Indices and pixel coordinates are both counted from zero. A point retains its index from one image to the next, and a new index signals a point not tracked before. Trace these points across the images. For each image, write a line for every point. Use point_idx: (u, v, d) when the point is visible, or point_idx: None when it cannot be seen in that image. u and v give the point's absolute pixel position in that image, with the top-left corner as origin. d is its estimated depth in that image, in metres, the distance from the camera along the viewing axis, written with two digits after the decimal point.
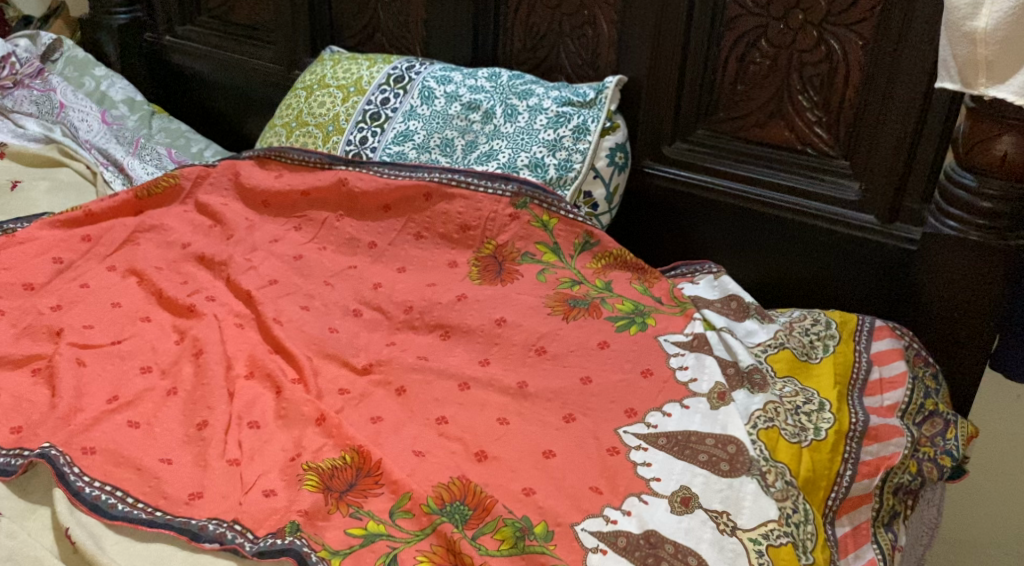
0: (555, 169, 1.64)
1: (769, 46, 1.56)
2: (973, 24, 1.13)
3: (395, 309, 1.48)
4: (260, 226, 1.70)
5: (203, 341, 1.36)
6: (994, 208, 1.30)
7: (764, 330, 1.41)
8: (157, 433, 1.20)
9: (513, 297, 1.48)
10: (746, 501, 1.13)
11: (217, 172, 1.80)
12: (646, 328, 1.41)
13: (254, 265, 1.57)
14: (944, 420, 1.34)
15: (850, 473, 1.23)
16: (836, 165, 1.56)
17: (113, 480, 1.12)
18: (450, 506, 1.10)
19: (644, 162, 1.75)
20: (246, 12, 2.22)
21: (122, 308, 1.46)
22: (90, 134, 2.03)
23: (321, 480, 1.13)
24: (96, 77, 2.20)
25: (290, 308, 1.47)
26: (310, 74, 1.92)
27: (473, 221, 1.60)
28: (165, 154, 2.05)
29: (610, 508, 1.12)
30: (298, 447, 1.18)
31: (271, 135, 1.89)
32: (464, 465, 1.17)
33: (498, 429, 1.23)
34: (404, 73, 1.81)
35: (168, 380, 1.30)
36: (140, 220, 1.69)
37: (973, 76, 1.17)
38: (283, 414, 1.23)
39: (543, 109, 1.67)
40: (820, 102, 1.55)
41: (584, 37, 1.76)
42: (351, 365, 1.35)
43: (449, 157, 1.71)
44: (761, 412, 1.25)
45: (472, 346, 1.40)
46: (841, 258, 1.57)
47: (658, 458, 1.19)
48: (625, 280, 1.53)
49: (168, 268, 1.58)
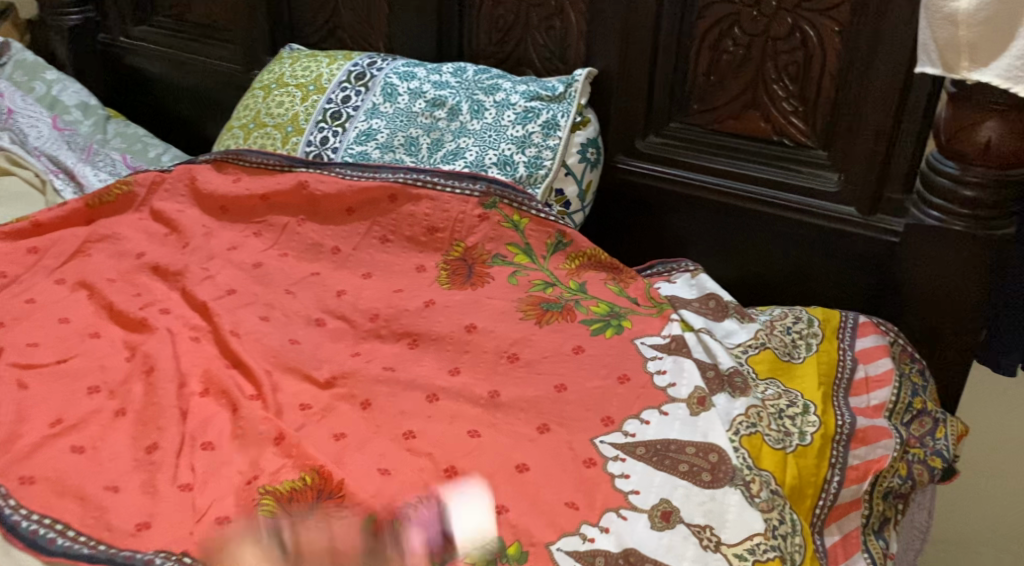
0: (524, 167, 1.57)
1: (743, 34, 1.50)
2: (954, 6, 1.08)
3: (360, 317, 1.41)
4: (219, 233, 1.62)
5: (155, 357, 1.28)
6: (977, 197, 1.25)
7: (743, 330, 1.36)
8: (103, 459, 1.12)
9: (484, 302, 1.41)
10: (729, 514, 1.08)
11: (172, 178, 1.71)
12: (622, 331, 1.35)
13: (211, 275, 1.50)
14: (932, 419, 1.28)
15: (838, 479, 1.18)
16: (814, 155, 1.51)
17: (53, 512, 1.05)
18: (417, 528, 1.04)
19: (617, 157, 1.68)
20: (202, 10, 2.15)
21: (70, 324, 1.38)
22: (40, 140, 1.93)
23: (279, 504, 1.06)
24: (47, 81, 2.11)
25: (248, 320, 1.40)
26: (268, 73, 1.84)
27: (440, 223, 1.53)
28: (119, 160, 1.97)
29: (587, 525, 1.06)
30: (255, 469, 1.11)
31: (228, 137, 1.81)
32: (433, 483, 1.11)
33: (468, 443, 1.16)
34: (366, 69, 1.74)
35: (118, 401, 1.23)
36: (91, 230, 1.61)
37: (955, 59, 1.12)
38: (239, 434, 1.17)
39: (510, 105, 1.61)
40: (796, 91, 1.49)
41: (552, 28, 1.70)
42: (314, 378, 1.28)
43: (414, 156, 1.64)
44: (744, 417, 1.19)
45: (442, 355, 1.33)
46: (823, 252, 1.52)
47: (636, 469, 1.13)
48: (599, 280, 1.47)
49: (121, 280, 1.50)
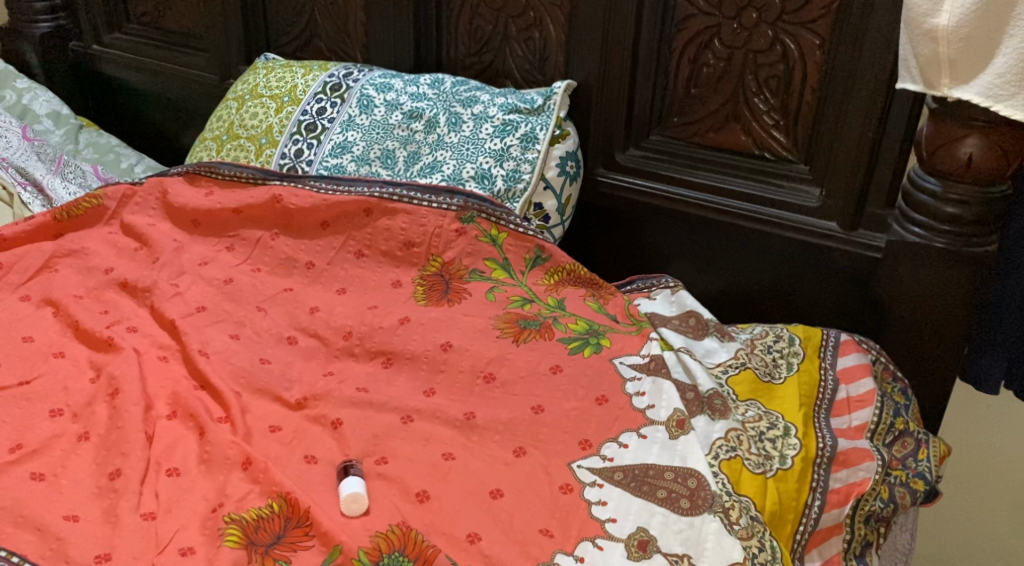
0: (502, 180, 1.54)
1: (723, 46, 1.48)
2: (934, 22, 1.05)
3: (333, 335, 1.38)
4: (190, 247, 1.59)
5: (120, 379, 1.25)
6: (960, 213, 1.22)
7: (724, 349, 1.35)
8: (64, 486, 1.09)
9: (460, 319, 1.38)
10: (708, 542, 1.05)
11: (143, 191, 1.67)
12: (600, 349, 1.33)
13: (180, 291, 1.46)
14: (914, 439, 1.27)
15: (819, 504, 1.15)
16: (795, 170, 1.49)
17: (10, 543, 1.01)
18: (387, 557, 1.01)
19: (596, 170, 1.66)
20: (176, 18, 2.11)
21: (33, 343, 1.35)
22: (7, 151, 1.87)
23: (244, 534, 1.03)
24: (18, 89, 2.07)
25: (217, 338, 1.36)
26: (242, 83, 1.81)
27: (417, 237, 1.50)
28: (89, 171, 1.93)
29: (561, 554, 1.03)
30: (221, 497, 1.08)
31: (201, 148, 1.78)
32: (404, 509, 1.08)
33: (442, 467, 1.13)
34: (342, 80, 1.71)
35: (81, 425, 1.19)
36: (58, 244, 1.57)
37: (935, 76, 1.09)
38: (206, 458, 1.13)
39: (488, 118, 1.58)
40: (777, 104, 1.47)
41: (531, 40, 1.67)
42: (284, 400, 1.25)
43: (390, 169, 1.61)
44: (723, 441, 1.18)
45: (416, 375, 1.30)
46: (805, 267, 1.50)
47: (614, 495, 1.10)
48: (578, 297, 1.44)
49: (88, 297, 1.47)
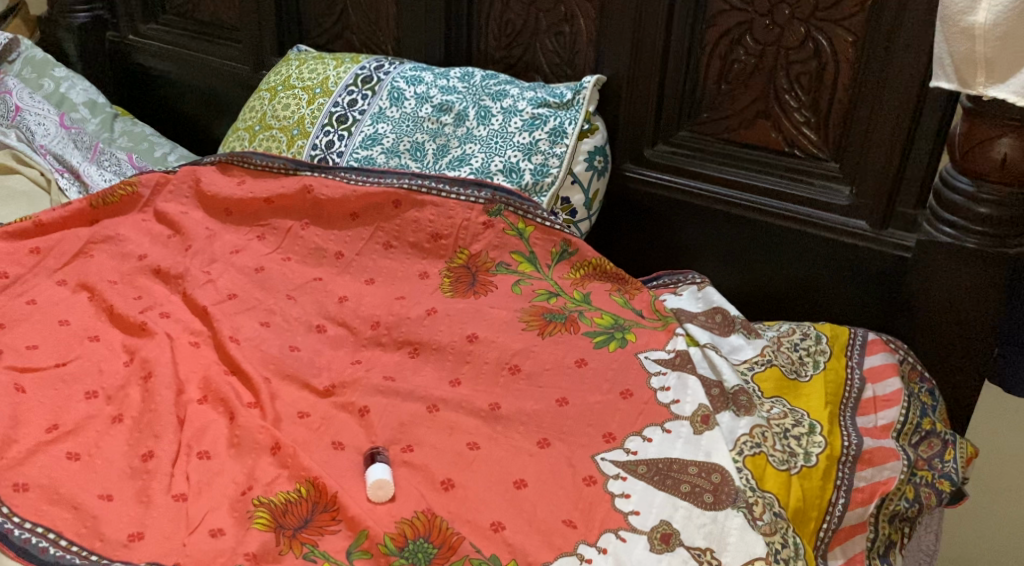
0: (530, 174, 1.55)
1: (754, 43, 1.48)
2: (971, 19, 1.05)
3: (361, 324, 1.40)
4: (221, 236, 1.61)
5: (153, 363, 1.27)
6: (992, 214, 1.20)
7: (750, 346, 1.34)
8: (98, 466, 1.11)
9: (486, 310, 1.39)
10: (731, 537, 1.06)
11: (177, 179, 1.70)
12: (626, 344, 1.33)
13: (212, 278, 1.49)
14: (941, 440, 1.26)
15: (843, 502, 1.16)
16: (825, 167, 1.48)
17: (46, 520, 1.04)
18: (412, 544, 1.03)
19: (624, 165, 1.66)
20: (210, 9, 2.13)
21: (69, 326, 1.37)
22: (47, 139, 1.92)
23: (273, 517, 1.05)
24: (56, 78, 2.10)
25: (248, 325, 1.38)
26: (275, 75, 1.82)
27: (445, 229, 1.51)
28: (125, 160, 1.96)
29: (584, 545, 1.04)
30: (250, 480, 1.10)
31: (233, 138, 1.80)
32: (430, 496, 1.09)
33: (466, 456, 1.15)
34: (373, 73, 1.72)
35: (114, 407, 1.22)
36: (94, 230, 1.60)
37: (971, 75, 1.08)
38: (235, 443, 1.15)
39: (517, 111, 1.59)
40: (808, 102, 1.47)
41: (561, 34, 1.68)
42: (313, 387, 1.26)
43: (419, 162, 1.62)
44: (748, 437, 1.18)
45: (442, 365, 1.31)
46: (834, 266, 1.49)
47: (637, 489, 1.11)
48: (603, 291, 1.44)
49: (122, 282, 1.49)
